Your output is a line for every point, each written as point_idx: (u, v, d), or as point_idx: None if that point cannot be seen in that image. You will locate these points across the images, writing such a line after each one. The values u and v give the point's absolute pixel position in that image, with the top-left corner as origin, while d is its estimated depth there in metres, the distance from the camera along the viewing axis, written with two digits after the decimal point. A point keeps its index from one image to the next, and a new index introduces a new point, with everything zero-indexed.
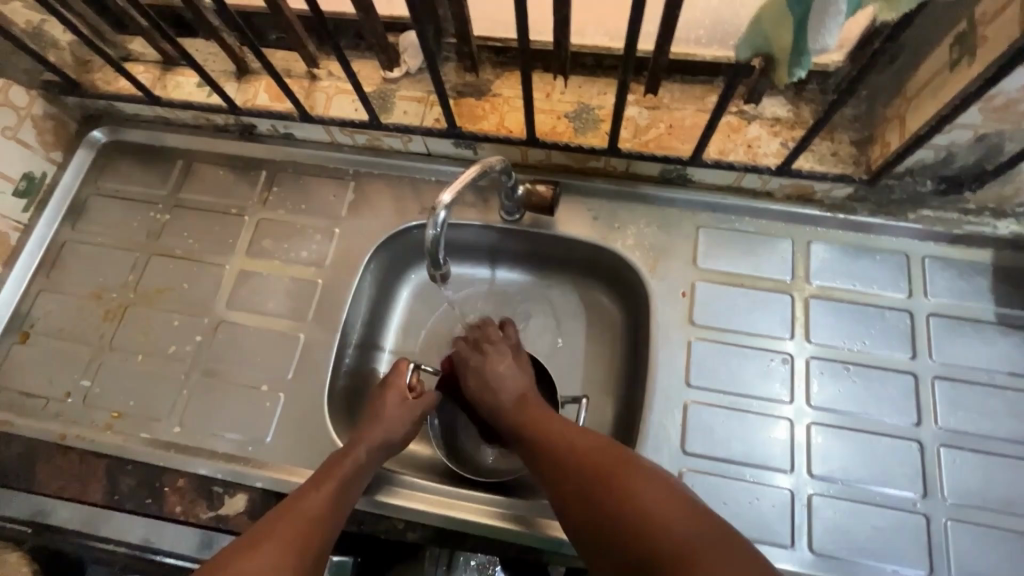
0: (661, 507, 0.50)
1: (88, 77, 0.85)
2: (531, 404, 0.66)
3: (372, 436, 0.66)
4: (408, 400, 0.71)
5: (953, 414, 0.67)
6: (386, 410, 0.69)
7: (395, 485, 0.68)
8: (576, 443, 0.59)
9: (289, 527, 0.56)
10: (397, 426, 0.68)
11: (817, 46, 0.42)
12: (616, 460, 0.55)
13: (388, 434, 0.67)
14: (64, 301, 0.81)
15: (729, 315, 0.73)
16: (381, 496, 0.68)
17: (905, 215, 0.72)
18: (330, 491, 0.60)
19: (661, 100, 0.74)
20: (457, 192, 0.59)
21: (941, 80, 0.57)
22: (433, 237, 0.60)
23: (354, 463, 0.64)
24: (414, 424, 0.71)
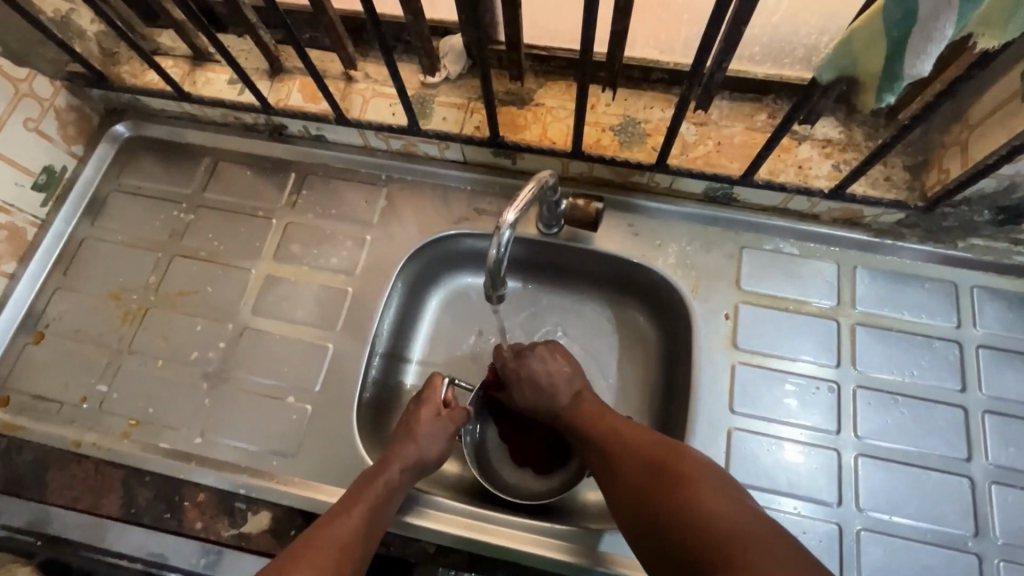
0: (722, 500, 0.49)
1: (114, 69, 0.82)
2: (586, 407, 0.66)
3: (405, 455, 0.64)
4: (442, 414, 0.69)
5: (1004, 451, 0.65)
6: (419, 426, 0.67)
7: (425, 505, 0.66)
8: (633, 439, 0.59)
9: (321, 550, 0.55)
10: (430, 443, 0.66)
11: (912, 71, 0.41)
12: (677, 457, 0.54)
13: (422, 452, 0.65)
14: (81, 301, 0.78)
15: (773, 339, 0.71)
16: (412, 516, 0.66)
17: (955, 244, 0.71)
18: (362, 516, 0.58)
19: (709, 116, 0.72)
20: (520, 209, 0.58)
21: (1012, 108, 0.56)
22: (496, 256, 0.58)
23: (386, 484, 0.62)
24: (448, 441, 0.69)
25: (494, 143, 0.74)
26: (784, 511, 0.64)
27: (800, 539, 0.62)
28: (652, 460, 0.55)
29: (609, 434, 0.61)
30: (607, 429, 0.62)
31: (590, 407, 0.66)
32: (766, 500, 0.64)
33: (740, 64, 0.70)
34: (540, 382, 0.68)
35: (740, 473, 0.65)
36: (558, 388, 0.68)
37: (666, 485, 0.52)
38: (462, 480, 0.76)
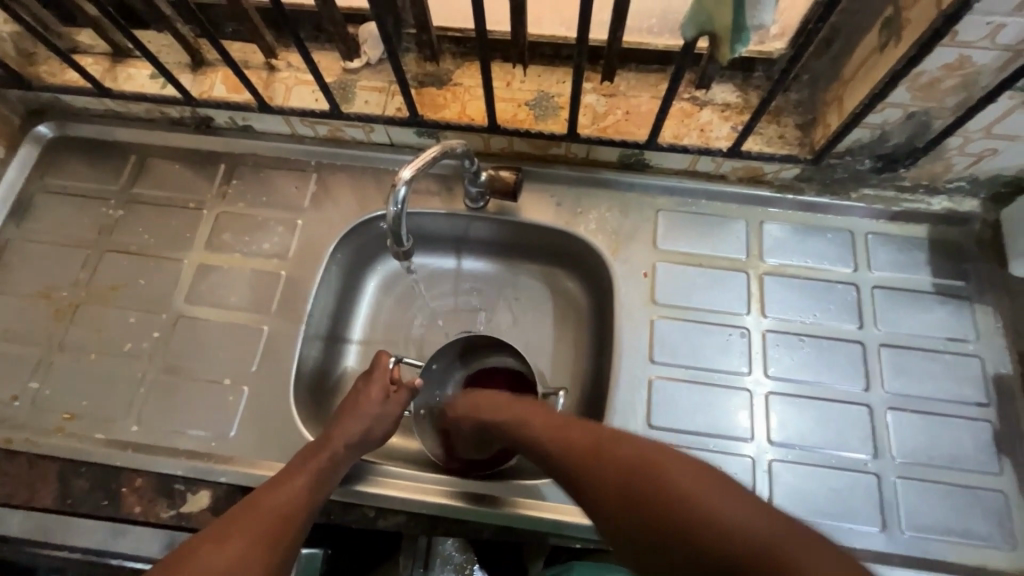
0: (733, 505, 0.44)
1: (32, 69, 0.82)
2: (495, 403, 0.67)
3: (348, 432, 0.64)
4: (390, 395, 0.70)
5: (898, 379, 0.71)
6: (367, 400, 0.68)
7: (385, 475, 0.67)
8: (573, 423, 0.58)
9: (259, 519, 0.54)
10: (371, 416, 0.67)
11: (754, 21, 0.46)
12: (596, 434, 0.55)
13: (366, 428, 0.66)
14: (8, 301, 0.77)
15: (690, 293, 0.75)
16: (371, 485, 0.67)
17: (848, 194, 0.77)
18: (304, 484, 0.58)
19: (617, 87, 0.77)
20: (417, 170, 0.61)
21: (873, 61, 0.61)
22: (393, 215, 0.61)
23: (330, 457, 0.62)
24: (391, 419, 0.70)
25: (414, 123, 0.76)
26: (703, 450, 0.68)
27: None
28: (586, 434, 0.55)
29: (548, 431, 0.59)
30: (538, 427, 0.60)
31: (535, 411, 0.63)
32: (686, 441, 0.68)
33: (640, 36, 0.74)
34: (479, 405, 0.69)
35: (662, 418, 0.69)
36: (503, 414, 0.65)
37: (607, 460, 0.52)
38: (407, 450, 0.79)
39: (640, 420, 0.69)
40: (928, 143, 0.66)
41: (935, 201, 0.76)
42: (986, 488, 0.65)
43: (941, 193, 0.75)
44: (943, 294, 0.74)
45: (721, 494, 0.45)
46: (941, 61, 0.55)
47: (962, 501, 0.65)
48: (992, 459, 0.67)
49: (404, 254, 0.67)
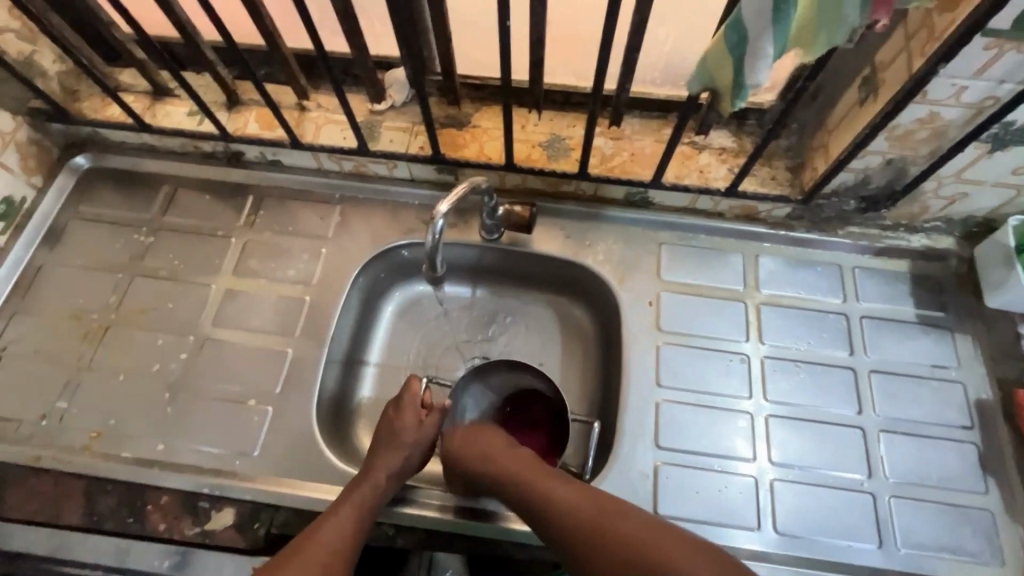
0: None
1: (75, 105, 0.87)
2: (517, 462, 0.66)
3: (387, 465, 0.66)
4: (424, 420, 0.71)
5: (888, 403, 0.75)
6: (409, 435, 0.69)
7: (411, 495, 0.69)
8: (594, 504, 0.59)
9: (314, 557, 0.58)
10: (413, 451, 0.69)
11: (751, 81, 0.52)
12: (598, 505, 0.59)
13: (405, 458, 0.68)
14: (39, 323, 0.80)
15: (692, 321, 0.80)
16: (398, 504, 0.69)
17: (835, 231, 0.83)
18: (348, 517, 0.62)
19: (623, 131, 0.83)
20: (452, 204, 0.66)
21: (855, 113, 0.68)
22: (431, 243, 0.66)
23: (371, 489, 0.64)
24: (427, 446, 0.71)
25: (436, 160, 0.82)
26: (708, 469, 0.72)
27: (724, 493, 0.70)
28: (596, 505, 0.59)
29: (565, 506, 0.60)
30: (558, 498, 0.61)
31: (545, 472, 0.64)
32: (692, 461, 0.72)
33: (645, 86, 0.82)
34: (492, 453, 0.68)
35: (669, 439, 0.73)
36: (516, 475, 0.64)
37: (614, 539, 0.55)
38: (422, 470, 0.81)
39: (648, 440, 0.73)
40: (906, 186, 0.73)
41: (914, 238, 0.82)
42: (974, 506, 0.69)
43: (919, 232, 0.82)
44: (926, 324, 0.80)
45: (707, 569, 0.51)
46: (914, 115, 0.62)
47: (952, 520, 0.69)
48: (979, 479, 0.71)
49: (437, 279, 0.72)
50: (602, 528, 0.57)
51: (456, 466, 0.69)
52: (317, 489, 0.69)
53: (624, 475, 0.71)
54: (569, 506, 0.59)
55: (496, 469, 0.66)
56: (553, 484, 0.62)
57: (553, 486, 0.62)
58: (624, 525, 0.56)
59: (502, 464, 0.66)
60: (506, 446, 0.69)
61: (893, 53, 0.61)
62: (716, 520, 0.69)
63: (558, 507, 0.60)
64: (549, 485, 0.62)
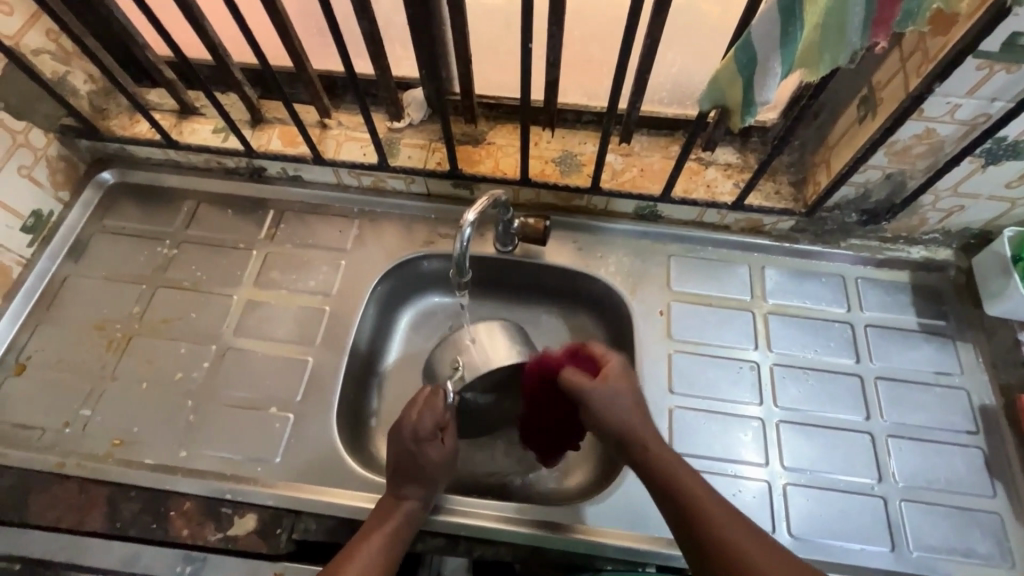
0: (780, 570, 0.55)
1: (104, 123, 0.90)
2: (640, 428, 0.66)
3: (412, 488, 0.66)
4: (440, 437, 0.69)
5: (894, 409, 0.77)
6: (432, 449, 0.67)
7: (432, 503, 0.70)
8: (715, 504, 0.60)
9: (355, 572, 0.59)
10: (438, 468, 0.67)
11: (760, 99, 0.55)
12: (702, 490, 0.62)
13: (428, 479, 0.66)
14: (64, 333, 0.81)
15: (702, 330, 0.82)
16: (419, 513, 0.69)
17: (838, 243, 0.86)
18: (380, 541, 0.62)
19: (632, 148, 0.87)
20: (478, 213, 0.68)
21: (854, 130, 0.72)
22: (459, 251, 0.68)
23: (401, 512, 0.65)
24: (449, 462, 0.69)
25: (453, 175, 0.85)
26: (722, 474, 0.73)
27: (738, 497, 0.72)
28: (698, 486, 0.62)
29: (691, 492, 0.61)
30: (681, 482, 0.62)
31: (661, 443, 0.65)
32: (705, 466, 0.73)
33: (653, 106, 0.86)
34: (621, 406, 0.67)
35: (683, 444, 0.75)
36: (642, 440, 0.65)
37: (708, 525, 0.59)
38: None
39: None
40: (904, 200, 0.76)
41: (913, 250, 0.85)
42: (983, 509, 0.71)
43: (918, 244, 0.85)
44: (928, 333, 0.82)
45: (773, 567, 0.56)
46: (912, 132, 0.66)
47: (961, 522, 0.70)
48: (986, 483, 0.72)
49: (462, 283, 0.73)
50: (708, 523, 0.59)
51: (592, 411, 0.68)
52: (337, 495, 0.70)
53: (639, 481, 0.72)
54: (692, 500, 0.60)
55: (633, 430, 0.66)
56: (670, 464, 0.64)
57: (683, 471, 0.63)
58: (731, 527, 0.58)
59: (637, 429, 0.66)
60: (634, 403, 0.67)
61: (890, 74, 0.65)
62: None
63: (673, 490, 0.62)
64: (677, 472, 0.63)
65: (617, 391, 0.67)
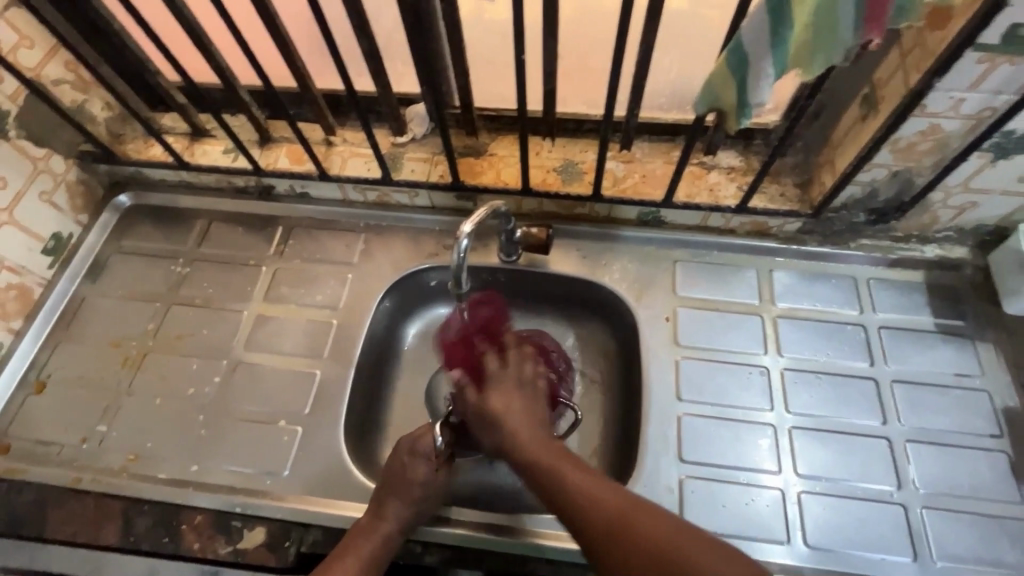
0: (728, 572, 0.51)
1: (121, 147, 0.94)
2: (551, 449, 0.65)
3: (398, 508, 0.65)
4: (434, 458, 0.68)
5: (912, 413, 0.75)
6: (427, 465, 0.67)
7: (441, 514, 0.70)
8: (613, 503, 0.58)
9: None
10: (432, 483, 0.67)
11: (755, 100, 0.55)
12: (611, 507, 0.58)
13: (416, 497, 0.66)
14: (83, 351, 0.84)
15: (710, 336, 0.81)
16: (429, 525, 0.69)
17: (847, 244, 0.85)
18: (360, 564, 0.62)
19: (634, 155, 0.87)
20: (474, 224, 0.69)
21: (857, 128, 0.71)
22: (456, 262, 0.68)
23: (383, 534, 0.64)
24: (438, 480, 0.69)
25: (456, 187, 0.86)
26: (734, 483, 0.71)
27: (751, 506, 0.70)
28: (607, 495, 0.59)
29: (588, 497, 0.59)
30: (588, 496, 0.59)
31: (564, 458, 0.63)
32: (716, 475, 0.72)
33: (653, 112, 0.86)
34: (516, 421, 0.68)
35: (692, 452, 0.73)
36: (541, 457, 0.64)
37: (625, 542, 0.55)
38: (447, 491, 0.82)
39: (671, 454, 0.73)
40: (913, 197, 0.74)
41: (928, 249, 0.83)
42: (1009, 516, 0.68)
43: (932, 243, 0.83)
44: (945, 333, 0.80)
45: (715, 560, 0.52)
46: (915, 128, 0.64)
47: (987, 531, 0.67)
48: (1012, 489, 0.69)
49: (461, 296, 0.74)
50: (625, 526, 0.56)
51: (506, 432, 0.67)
52: (344, 507, 0.70)
53: (646, 488, 0.71)
54: (608, 513, 0.57)
55: (520, 442, 0.66)
56: (578, 478, 0.61)
57: (583, 475, 0.61)
58: (647, 530, 0.55)
59: (519, 442, 0.66)
60: (524, 414, 0.69)
61: (891, 70, 0.64)
62: (745, 534, 0.68)
63: (587, 501, 0.59)
64: (581, 486, 0.60)
65: (516, 408, 0.69)
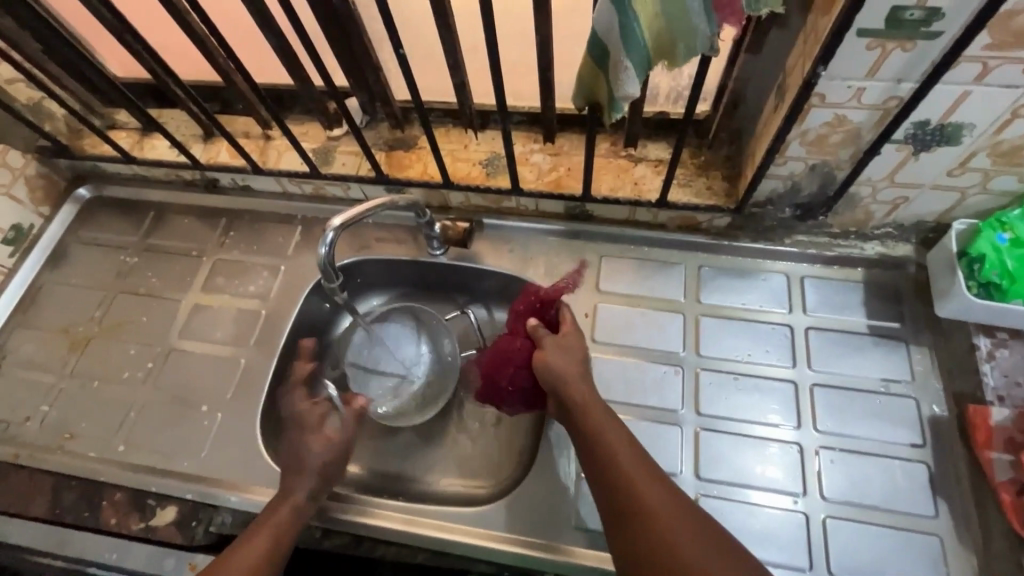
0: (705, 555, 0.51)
1: (78, 142, 0.98)
2: (593, 399, 0.65)
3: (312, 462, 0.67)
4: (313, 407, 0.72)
5: (831, 418, 0.72)
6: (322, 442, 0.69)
7: (343, 507, 0.71)
8: (631, 459, 0.59)
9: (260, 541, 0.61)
10: (327, 457, 0.68)
11: (621, 93, 0.52)
12: (631, 457, 0.59)
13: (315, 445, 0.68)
14: (35, 335, 0.89)
15: (629, 333, 0.79)
16: (329, 516, 0.70)
17: (781, 241, 0.81)
18: (284, 516, 0.64)
19: (561, 147, 0.85)
20: (346, 218, 0.63)
21: (771, 120, 0.67)
22: (323, 258, 0.65)
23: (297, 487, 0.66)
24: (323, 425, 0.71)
25: (382, 181, 0.87)
26: None
27: None
28: (627, 450, 0.60)
29: (609, 448, 0.60)
30: (625, 461, 0.59)
31: (597, 406, 0.64)
32: None
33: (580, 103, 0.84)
34: (568, 367, 0.68)
35: None
36: (585, 406, 0.64)
37: (633, 490, 0.56)
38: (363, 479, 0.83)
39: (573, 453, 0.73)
40: (836, 192, 0.70)
41: (867, 246, 0.79)
42: (919, 531, 0.65)
43: (872, 239, 0.79)
44: (877, 336, 0.76)
45: (696, 537, 0.53)
46: (821, 119, 0.61)
47: (893, 544, 0.64)
48: (928, 501, 0.66)
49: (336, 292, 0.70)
50: (629, 479, 0.57)
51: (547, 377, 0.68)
52: (250, 491, 0.73)
53: (541, 491, 0.70)
54: (638, 485, 0.56)
55: (576, 390, 0.65)
56: (609, 426, 0.62)
57: (609, 427, 0.62)
58: (658, 499, 0.55)
59: (570, 393, 0.65)
60: (584, 373, 0.67)
61: (796, 57, 0.60)
62: None
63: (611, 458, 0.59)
64: (619, 449, 0.60)
65: (565, 362, 0.68)
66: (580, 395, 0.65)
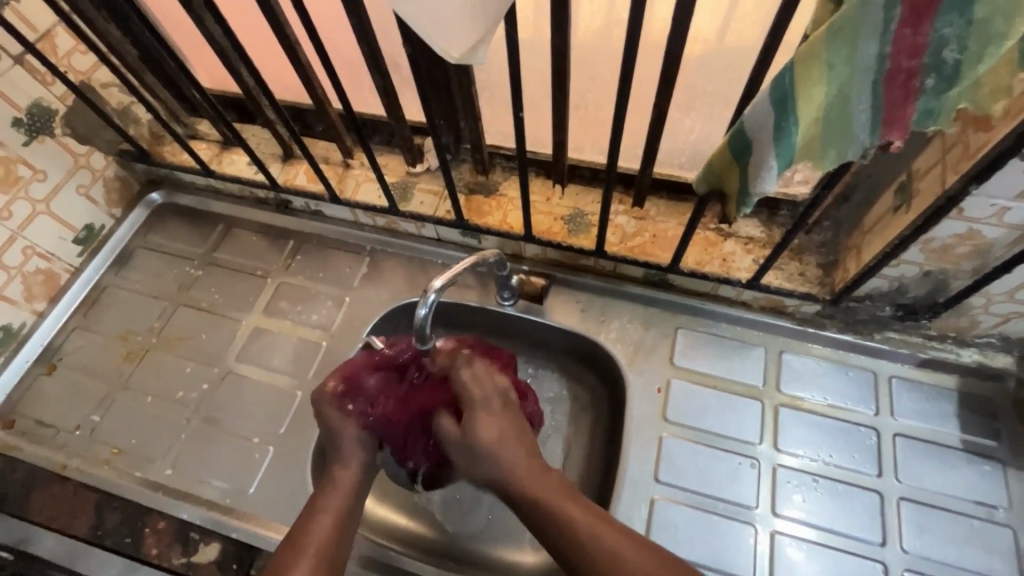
0: None
1: (158, 149, 0.98)
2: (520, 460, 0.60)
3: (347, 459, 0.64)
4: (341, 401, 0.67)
5: (917, 537, 0.67)
6: (336, 467, 0.64)
7: (403, 566, 0.69)
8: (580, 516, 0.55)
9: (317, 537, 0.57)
10: (345, 490, 0.62)
11: (757, 190, 0.49)
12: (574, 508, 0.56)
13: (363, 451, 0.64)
14: (93, 339, 0.89)
15: (702, 415, 0.76)
16: None
17: (872, 336, 0.77)
18: (335, 509, 0.60)
19: (647, 212, 0.84)
20: (448, 278, 0.65)
21: (888, 219, 0.64)
22: (422, 317, 0.64)
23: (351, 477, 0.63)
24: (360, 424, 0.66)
25: (460, 225, 0.85)
26: None
27: None
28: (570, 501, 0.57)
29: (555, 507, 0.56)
30: (574, 518, 0.55)
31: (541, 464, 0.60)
32: None
33: (673, 170, 0.82)
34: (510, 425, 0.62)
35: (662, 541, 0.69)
36: (520, 466, 0.59)
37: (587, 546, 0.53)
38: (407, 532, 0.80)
39: None
40: (947, 300, 0.68)
41: (965, 352, 0.74)
42: None
43: (971, 346, 0.74)
44: (972, 453, 0.71)
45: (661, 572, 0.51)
46: (951, 231, 0.58)
47: None
48: None
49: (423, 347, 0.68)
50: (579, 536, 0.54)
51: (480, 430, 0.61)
52: None
53: None
54: (576, 521, 0.55)
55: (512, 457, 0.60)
56: (546, 485, 0.58)
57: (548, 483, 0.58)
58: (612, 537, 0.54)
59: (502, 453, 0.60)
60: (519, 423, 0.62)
61: (930, 162, 0.58)
62: None
63: (563, 522, 0.55)
64: (547, 489, 0.57)
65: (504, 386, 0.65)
66: (525, 455, 0.60)
